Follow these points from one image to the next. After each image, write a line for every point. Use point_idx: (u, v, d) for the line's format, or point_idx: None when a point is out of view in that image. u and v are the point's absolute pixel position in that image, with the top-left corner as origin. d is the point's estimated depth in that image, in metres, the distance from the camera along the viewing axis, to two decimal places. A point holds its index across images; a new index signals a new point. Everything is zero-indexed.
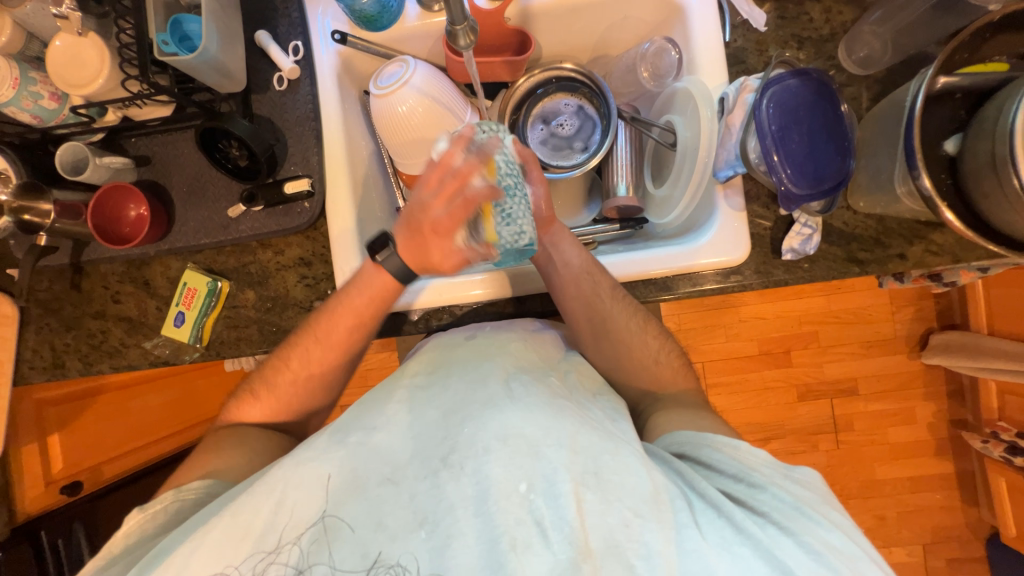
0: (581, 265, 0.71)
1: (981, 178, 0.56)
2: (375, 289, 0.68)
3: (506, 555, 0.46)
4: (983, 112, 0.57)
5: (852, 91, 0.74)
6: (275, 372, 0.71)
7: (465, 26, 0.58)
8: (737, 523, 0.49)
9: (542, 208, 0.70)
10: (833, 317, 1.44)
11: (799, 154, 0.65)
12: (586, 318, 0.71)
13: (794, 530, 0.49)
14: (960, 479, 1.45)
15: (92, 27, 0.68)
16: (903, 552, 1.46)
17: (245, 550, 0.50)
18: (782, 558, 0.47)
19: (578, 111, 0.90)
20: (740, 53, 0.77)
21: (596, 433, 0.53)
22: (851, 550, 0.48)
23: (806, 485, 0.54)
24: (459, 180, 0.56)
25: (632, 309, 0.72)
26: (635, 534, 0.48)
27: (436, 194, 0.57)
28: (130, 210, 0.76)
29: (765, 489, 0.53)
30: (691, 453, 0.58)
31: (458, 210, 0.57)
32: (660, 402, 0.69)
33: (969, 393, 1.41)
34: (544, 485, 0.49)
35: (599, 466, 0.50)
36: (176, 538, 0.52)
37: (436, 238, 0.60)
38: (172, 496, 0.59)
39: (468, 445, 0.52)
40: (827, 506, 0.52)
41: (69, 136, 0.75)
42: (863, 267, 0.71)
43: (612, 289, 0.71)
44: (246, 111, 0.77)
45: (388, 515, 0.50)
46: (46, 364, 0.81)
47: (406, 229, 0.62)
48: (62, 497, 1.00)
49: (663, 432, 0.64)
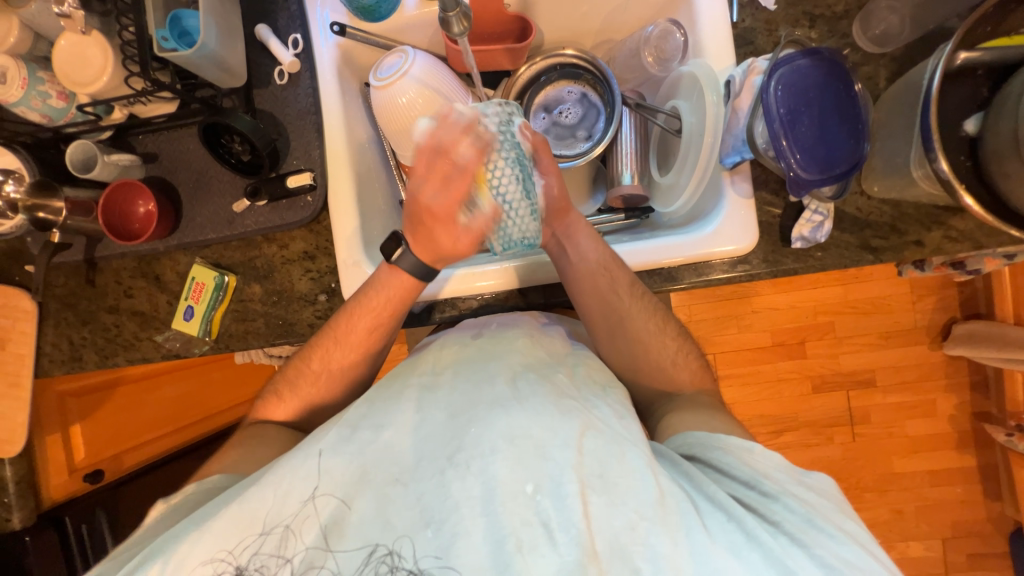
0: (598, 261, 0.69)
1: (1003, 159, 0.54)
2: (388, 287, 0.68)
3: (512, 556, 0.46)
4: (1005, 90, 0.54)
5: (868, 71, 0.70)
6: (291, 375, 0.73)
7: (458, 12, 0.57)
8: (748, 528, 0.48)
9: (554, 195, 0.68)
10: (851, 307, 1.40)
11: (809, 138, 0.62)
12: (602, 315, 0.70)
13: (804, 541, 0.48)
14: (982, 473, 1.41)
15: (95, 25, 0.69)
16: (921, 547, 1.42)
17: (241, 538, 0.51)
18: (792, 567, 0.45)
19: (581, 98, 0.88)
20: (748, 34, 0.74)
21: (604, 435, 0.53)
22: (866, 563, 0.47)
23: (818, 495, 0.52)
24: (446, 156, 0.60)
25: (651, 307, 0.70)
26: (641, 536, 0.47)
27: (426, 174, 0.61)
28: (139, 207, 0.78)
29: (778, 499, 0.51)
30: (702, 456, 0.57)
31: (452, 183, 0.60)
32: (675, 404, 0.68)
33: (994, 384, 1.36)
34: (552, 486, 0.49)
35: (606, 469, 0.50)
36: (180, 531, 0.53)
37: (439, 223, 0.62)
38: (193, 488, 0.61)
39: (474, 446, 0.52)
40: (841, 516, 0.51)
41: (77, 134, 0.77)
42: (878, 255, 0.68)
43: (630, 285, 0.69)
44: (248, 105, 0.78)
45: (395, 514, 0.50)
46: (65, 357, 0.84)
47: (410, 224, 0.65)
48: (84, 484, 1.03)
49: (675, 432, 0.63)
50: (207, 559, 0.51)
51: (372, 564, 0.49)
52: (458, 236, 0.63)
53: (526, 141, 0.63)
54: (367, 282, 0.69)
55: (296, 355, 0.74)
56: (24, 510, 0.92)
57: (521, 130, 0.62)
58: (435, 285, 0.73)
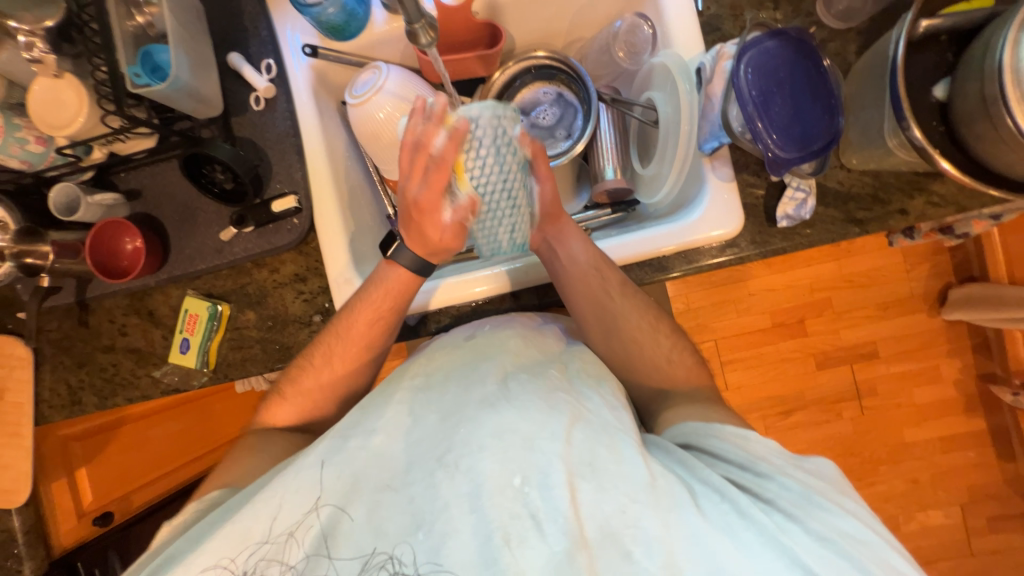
0: (589, 262, 0.70)
1: (974, 122, 0.54)
2: (390, 295, 0.69)
3: (500, 550, 0.47)
4: (970, 52, 0.55)
5: (836, 47, 0.71)
6: (290, 390, 0.72)
7: (423, 23, 0.57)
8: (742, 507, 0.48)
9: (547, 203, 0.69)
10: (846, 280, 1.41)
11: (784, 118, 0.63)
12: (594, 315, 0.71)
13: (803, 518, 0.47)
14: (993, 435, 1.41)
15: (68, 68, 0.70)
16: (940, 514, 1.42)
17: (243, 547, 0.51)
18: (788, 544, 0.45)
19: (558, 98, 0.89)
20: (714, 20, 0.75)
21: (593, 425, 0.53)
22: (865, 537, 0.47)
23: (818, 476, 0.52)
24: (424, 150, 0.56)
25: (642, 304, 0.71)
26: (632, 519, 0.47)
27: (410, 173, 0.58)
28: (126, 244, 0.78)
29: (773, 478, 0.51)
30: (697, 443, 0.57)
31: (434, 180, 0.57)
32: (673, 400, 0.67)
33: (995, 345, 1.36)
34: (539, 478, 0.49)
35: (595, 457, 0.50)
36: (180, 548, 0.53)
37: (426, 215, 0.61)
38: (195, 505, 0.60)
39: (463, 444, 0.52)
40: (843, 496, 0.50)
41: (59, 177, 0.77)
42: (863, 227, 0.69)
43: (621, 285, 0.70)
44: (227, 134, 0.78)
45: (386, 520, 0.50)
46: (64, 401, 0.83)
47: (403, 218, 0.64)
48: (94, 528, 1.04)
49: (671, 425, 0.63)
50: (208, 566, 0.51)
51: (372, 570, 0.49)
52: (445, 229, 0.63)
53: (524, 149, 0.63)
54: (366, 281, 0.69)
55: (297, 376, 0.72)
56: (35, 560, 0.90)
57: (520, 136, 0.61)
58: (425, 295, 0.73)
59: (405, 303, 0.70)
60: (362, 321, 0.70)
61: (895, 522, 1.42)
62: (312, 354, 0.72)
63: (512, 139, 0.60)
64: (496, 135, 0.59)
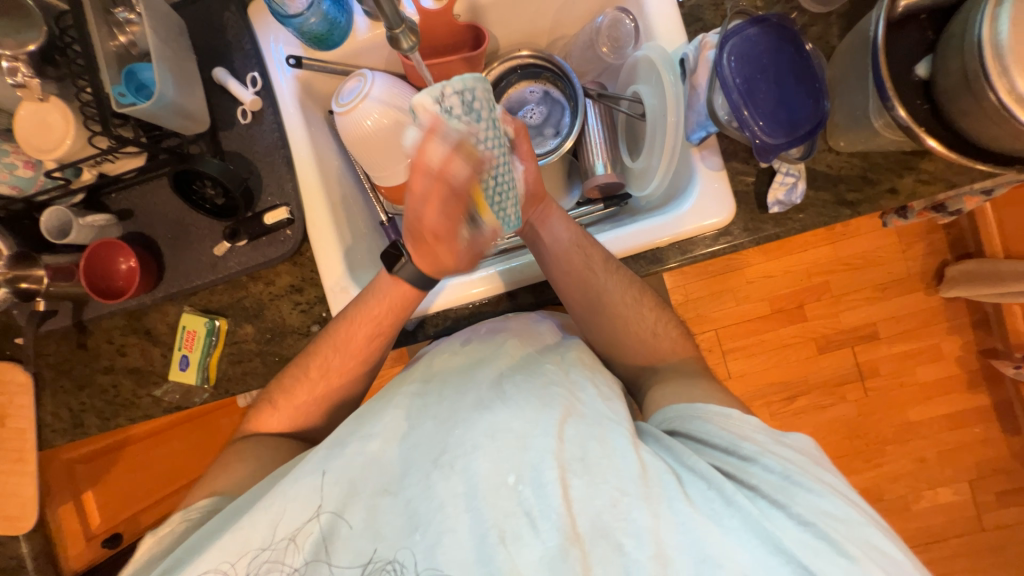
0: (571, 241, 0.70)
1: (957, 97, 0.54)
2: (389, 305, 0.69)
3: (495, 548, 0.46)
4: (949, 30, 0.55)
5: (817, 31, 0.72)
6: (283, 399, 0.71)
7: (404, 28, 0.56)
8: (726, 495, 0.48)
9: (531, 184, 0.69)
10: (844, 263, 1.41)
11: (769, 104, 0.63)
12: (581, 295, 0.70)
13: (783, 502, 0.48)
14: (997, 410, 1.42)
15: (53, 91, 0.70)
16: (950, 492, 1.42)
17: (241, 557, 0.51)
18: (771, 530, 0.46)
19: (545, 96, 0.90)
20: (695, 11, 0.75)
21: (585, 420, 0.53)
22: (845, 513, 0.47)
23: (795, 450, 0.53)
24: (442, 178, 0.52)
25: (628, 280, 0.70)
26: (623, 512, 0.47)
27: (422, 200, 0.54)
28: (120, 264, 0.77)
29: (757, 461, 0.51)
30: (683, 428, 0.57)
31: (453, 206, 0.55)
32: (660, 374, 0.69)
33: (994, 321, 1.37)
34: (532, 474, 0.49)
35: (586, 452, 0.50)
36: (178, 561, 0.53)
37: (442, 244, 0.60)
38: (180, 517, 0.59)
39: (457, 445, 0.52)
40: (817, 467, 0.52)
41: (51, 201, 0.77)
42: (855, 209, 0.69)
43: (605, 261, 0.70)
44: (216, 149, 0.78)
45: (384, 524, 0.50)
46: (66, 425, 0.83)
47: (411, 240, 0.62)
48: (103, 550, 1.05)
49: (658, 408, 0.63)
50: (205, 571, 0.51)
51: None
52: (460, 250, 0.61)
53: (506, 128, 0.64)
54: (365, 290, 0.69)
55: (295, 389, 0.72)
56: None
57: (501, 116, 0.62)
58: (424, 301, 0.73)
59: (400, 308, 0.70)
60: (359, 328, 0.70)
61: (905, 502, 1.42)
62: (306, 366, 0.71)
63: (495, 118, 0.58)
64: (482, 109, 0.55)
